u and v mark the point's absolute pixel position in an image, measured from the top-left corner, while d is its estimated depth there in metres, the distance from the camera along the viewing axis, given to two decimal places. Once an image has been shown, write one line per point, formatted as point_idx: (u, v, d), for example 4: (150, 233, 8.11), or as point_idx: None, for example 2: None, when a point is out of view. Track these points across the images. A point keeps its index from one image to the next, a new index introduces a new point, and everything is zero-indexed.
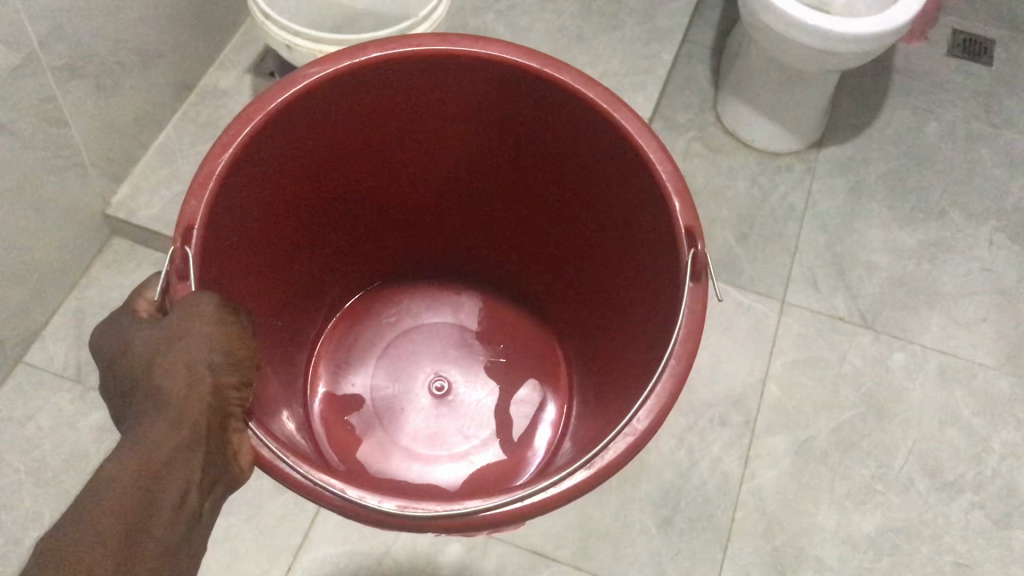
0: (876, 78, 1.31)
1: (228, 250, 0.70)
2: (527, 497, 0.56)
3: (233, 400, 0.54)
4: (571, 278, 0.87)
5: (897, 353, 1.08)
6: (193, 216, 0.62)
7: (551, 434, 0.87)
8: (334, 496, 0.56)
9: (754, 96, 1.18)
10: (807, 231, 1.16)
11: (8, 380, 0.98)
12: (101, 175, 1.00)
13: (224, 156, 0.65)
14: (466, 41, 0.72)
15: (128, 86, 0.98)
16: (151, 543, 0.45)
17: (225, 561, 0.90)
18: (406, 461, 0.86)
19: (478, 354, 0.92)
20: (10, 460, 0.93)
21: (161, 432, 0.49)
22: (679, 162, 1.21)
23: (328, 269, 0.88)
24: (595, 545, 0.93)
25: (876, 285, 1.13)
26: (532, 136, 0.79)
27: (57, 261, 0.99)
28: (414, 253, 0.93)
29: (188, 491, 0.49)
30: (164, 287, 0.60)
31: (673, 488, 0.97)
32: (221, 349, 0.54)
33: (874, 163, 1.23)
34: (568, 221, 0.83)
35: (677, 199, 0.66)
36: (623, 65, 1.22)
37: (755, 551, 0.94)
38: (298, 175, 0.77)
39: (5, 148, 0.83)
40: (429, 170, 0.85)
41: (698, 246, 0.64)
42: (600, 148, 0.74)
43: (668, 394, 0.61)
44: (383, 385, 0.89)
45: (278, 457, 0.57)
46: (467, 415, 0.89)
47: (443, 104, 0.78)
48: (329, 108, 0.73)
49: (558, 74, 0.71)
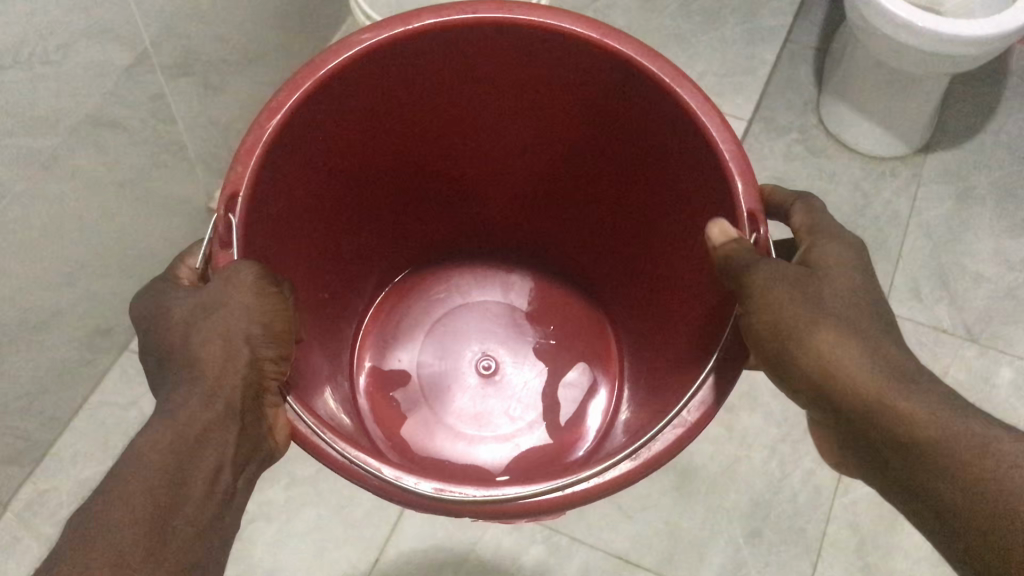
0: (989, 81, 1.26)
1: (275, 222, 0.68)
2: (568, 486, 0.54)
3: (269, 374, 0.54)
4: (627, 260, 0.83)
5: (1003, 368, 1.03)
6: (239, 181, 0.60)
7: (600, 417, 0.84)
8: (370, 476, 0.55)
9: (860, 97, 1.15)
10: (911, 238, 1.12)
11: (115, 365, 1.02)
12: (206, 171, 1.03)
13: (271, 125, 0.62)
14: (525, 9, 0.67)
15: (234, 84, 1.01)
16: (180, 524, 0.45)
17: (314, 551, 0.91)
18: (450, 440, 0.83)
19: (528, 334, 0.90)
20: (116, 443, 0.97)
21: (194, 409, 0.49)
22: (779, 163, 1.18)
23: (379, 243, 0.86)
24: (679, 553, 0.92)
25: (982, 298, 1.09)
26: (591, 111, 0.74)
27: (163, 252, 1.03)
28: (465, 229, 0.91)
29: (222, 468, 0.49)
30: (208, 254, 0.59)
31: (762, 499, 0.95)
32: (259, 321, 0.53)
33: (985, 168, 1.18)
34: (625, 200, 0.79)
35: (738, 175, 0.61)
36: (723, 65, 1.20)
37: (847, 566, 0.92)
38: (347, 147, 0.74)
39: (119, 144, 0.86)
40: (482, 144, 0.81)
41: (760, 229, 0.59)
42: (661, 125, 0.69)
43: (721, 385, 0.58)
44: (430, 363, 0.88)
45: (314, 432, 0.56)
46: (514, 395, 0.86)
47: (499, 78, 0.73)
48: (380, 79, 0.70)
49: (623, 47, 0.66)
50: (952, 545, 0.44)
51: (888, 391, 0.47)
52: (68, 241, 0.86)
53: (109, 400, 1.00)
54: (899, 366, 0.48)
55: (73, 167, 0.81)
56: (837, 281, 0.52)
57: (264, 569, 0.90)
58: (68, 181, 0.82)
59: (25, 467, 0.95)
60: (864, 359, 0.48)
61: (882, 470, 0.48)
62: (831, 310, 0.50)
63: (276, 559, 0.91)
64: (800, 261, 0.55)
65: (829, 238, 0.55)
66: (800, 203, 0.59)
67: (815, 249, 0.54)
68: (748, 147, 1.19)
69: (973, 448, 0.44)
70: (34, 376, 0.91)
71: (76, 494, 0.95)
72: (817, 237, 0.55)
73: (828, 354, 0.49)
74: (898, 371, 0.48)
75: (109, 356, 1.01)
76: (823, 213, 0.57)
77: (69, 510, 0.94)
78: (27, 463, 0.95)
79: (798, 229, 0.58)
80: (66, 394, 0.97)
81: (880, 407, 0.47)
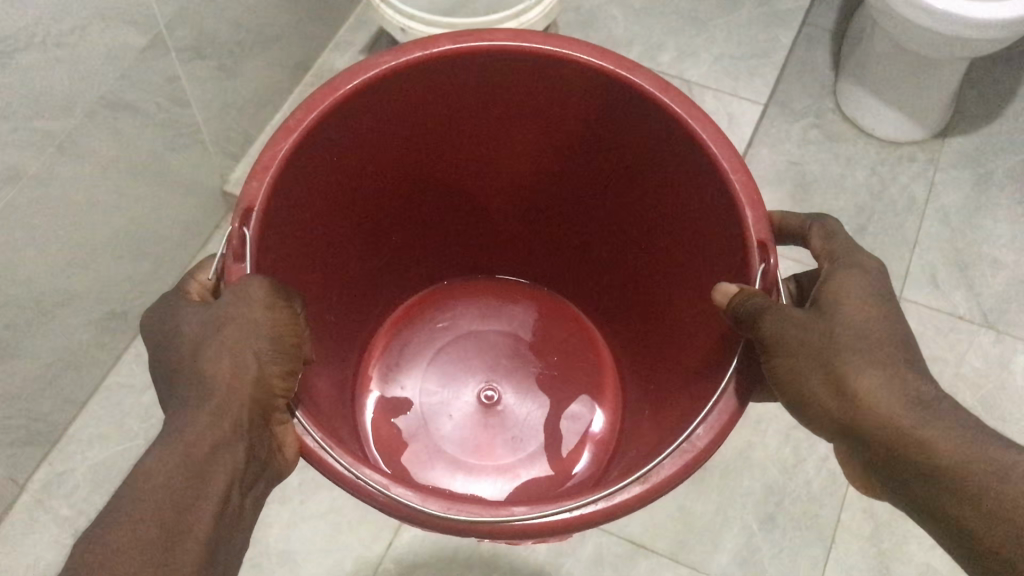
0: (1009, 65, 1.25)
1: (286, 245, 0.68)
2: (576, 509, 0.53)
3: (277, 391, 0.53)
4: (631, 289, 0.82)
5: (1020, 355, 1.03)
6: (254, 197, 0.60)
7: (600, 451, 0.82)
8: (377, 493, 0.54)
9: (877, 82, 1.14)
10: (927, 224, 1.12)
11: (130, 349, 1.02)
12: (220, 154, 1.03)
13: (289, 140, 0.62)
14: (541, 38, 0.67)
15: (250, 67, 1.00)
16: (189, 545, 0.45)
17: (328, 535, 0.92)
18: (448, 472, 0.82)
19: (531, 364, 0.88)
20: (131, 427, 0.98)
21: (202, 428, 0.48)
22: (795, 148, 1.17)
23: (387, 267, 0.85)
24: (693, 540, 0.92)
25: (999, 284, 1.08)
26: (602, 139, 0.74)
27: (178, 236, 1.03)
28: (473, 253, 0.90)
29: (231, 487, 0.48)
30: (220, 267, 0.58)
31: (776, 486, 0.95)
32: (268, 339, 0.53)
33: (1003, 153, 1.17)
34: (633, 230, 0.78)
35: (748, 207, 0.61)
36: (739, 49, 1.20)
37: (860, 554, 0.92)
38: (356, 173, 0.74)
39: (132, 127, 0.86)
40: (492, 169, 0.81)
41: (771, 258, 0.59)
42: (671, 155, 0.69)
43: (732, 409, 0.57)
44: (433, 391, 0.86)
45: (322, 449, 0.55)
46: (515, 427, 0.84)
47: (511, 104, 0.73)
48: (392, 104, 0.70)
49: (638, 79, 0.66)
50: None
51: (908, 423, 0.46)
52: (81, 224, 0.86)
53: (124, 383, 1.00)
54: (922, 397, 0.47)
55: (87, 150, 0.81)
56: (855, 310, 0.51)
57: (278, 552, 0.91)
58: (83, 164, 0.82)
59: (42, 449, 0.96)
60: (887, 391, 0.47)
61: (903, 498, 0.48)
62: (853, 340, 0.49)
63: (290, 542, 0.91)
64: (816, 293, 0.54)
65: (846, 264, 0.54)
66: (816, 226, 0.58)
67: (830, 279, 0.53)
68: (764, 132, 1.18)
69: (982, 481, 0.44)
70: (49, 358, 0.91)
71: (92, 476, 0.95)
72: (837, 264, 0.54)
73: (849, 388, 0.48)
74: (920, 402, 0.47)
75: (125, 338, 1.01)
76: (839, 234, 0.56)
77: (84, 492, 0.94)
78: (43, 445, 0.96)
79: (818, 252, 0.57)
80: (82, 376, 0.97)
81: (904, 440, 0.46)
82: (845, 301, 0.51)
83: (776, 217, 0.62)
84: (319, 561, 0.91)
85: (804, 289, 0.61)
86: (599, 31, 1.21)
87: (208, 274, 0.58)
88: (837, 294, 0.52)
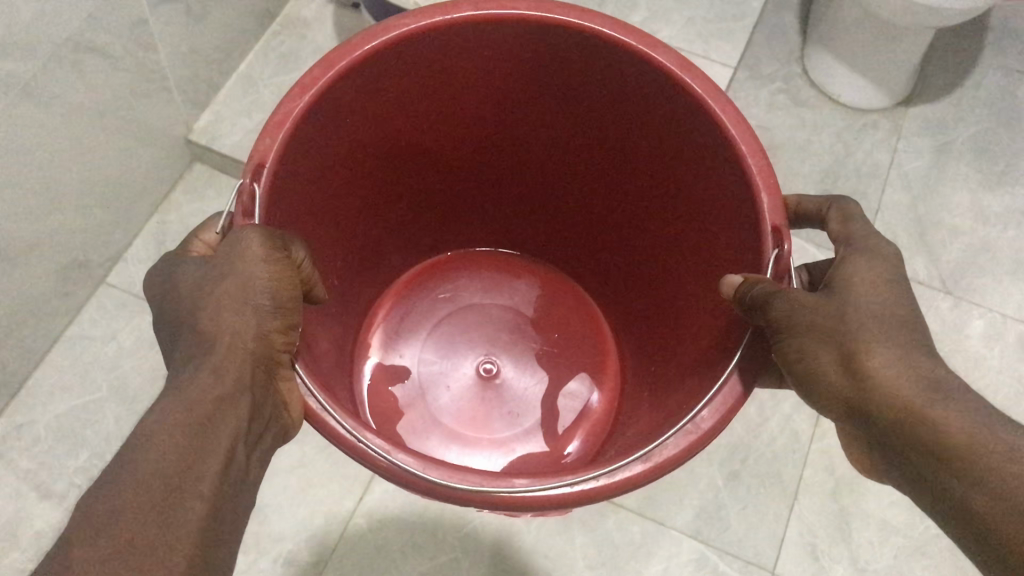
0: (969, 35, 1.27)
1: (296, 205, 0.66)
2: (577, 484, 0.54)
3: (279, 346, 0.53)
4: (638, 268, 0.83)
5: (976, 320, 1.06)
6: (265, 154, 0.59)
7: (596, 429, 0.83)
8: (377, 457, 0.53)
9: (845, 49, 1.15)
10: (890, 191, 1.14)
11: (91, 299, 1.00)
12: (185, 101, 1.01)
13: (304, 99, 0.61)
14: (561, 8, 0.66)
15: (218, 13, 0.98)
16: (190, 502, 0.44)
17: (299, 488, 0.92)
18: (444, 443, 0.82)
19: (531, 339, 0.88)
20: (94, 378, 0.96)
21: (205, 382, 0.48)
22: (763, 112, 1.18)
23: (390, 234, 0.85)
24: (661, 494, 0.94)
25: (958, 250, 1.11)
26: (616, 115, 0.73)
27: (141, 184, 1.00)
28: (475, 223, 0.90)
29: (238, 444, 0.48)
30: (228, 223, 0.57)
31: (742, 442, 0.97)
32: (268, 293, 0.51)
33: (963, 123, 1.19)
34: (643, 205, 0.79)
35: (766, 192, 0.61)
36: (709, 13, 1.20)
37: (822, 509, 0.94)
38: (366, 137, 0.73)
39: (98, 71, 0.83)
40: (502, 137, 0.80)
41: (784, 244, 0.59)
42: (683, 130, 0.69)
43: (736, 393, 0.57)
44: (431, 361, 0.86)
45: (324, 409, 0.54)
46: (513, 401, 0.85)
47: (526, 72, 0.72)
48: (406, 68, 0.69)
49: (656, 55, 0.65)
50: (976, 555, 0.44)
51: (916, 401, 0.48)
52: (44, 170, 0.83)
53: (86, 333, 0.98)
54: (930, 378, 0.49)
55: (53, 92, 0.79)
56: (867, 293, 0.52)
57: None
58: (48, 107, 0.79)
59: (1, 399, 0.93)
60: (896, 371, 0.49)
61: (909, 480, 0.48)
62: (863, 318, 0.51)
63: (260, 494, 0.91)
64: (830, 276, 0.55)
65: (862, 250, 0.55)
66: (834, 209, 0.59)
67: (846, 262, 0.54)
68: (733, 96, 1.19)
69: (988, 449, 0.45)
70: (10, 308, 0.88)
71: (53, 428, 0.93)
72: (851, 247, 0.55)
73: (858, 364, 0.50)
74: (928, 381, 0.48)
75: (85, 289, 0.99)
76: (857, 218, 0.57)
77: (46, 444, 0.92)
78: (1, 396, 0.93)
79: (834, 235, 0.58)
80: (42, 326, 0.95)
81: (911, 417, 0.47)
82: (859, 284, 0.52)
83: (794, 200, 0.63)
84: (291, 515, 0.90)
85: (815, 279, 0.61)
86: None
87: (213, 232, 0.58)
88: (851, 276, 0.53)
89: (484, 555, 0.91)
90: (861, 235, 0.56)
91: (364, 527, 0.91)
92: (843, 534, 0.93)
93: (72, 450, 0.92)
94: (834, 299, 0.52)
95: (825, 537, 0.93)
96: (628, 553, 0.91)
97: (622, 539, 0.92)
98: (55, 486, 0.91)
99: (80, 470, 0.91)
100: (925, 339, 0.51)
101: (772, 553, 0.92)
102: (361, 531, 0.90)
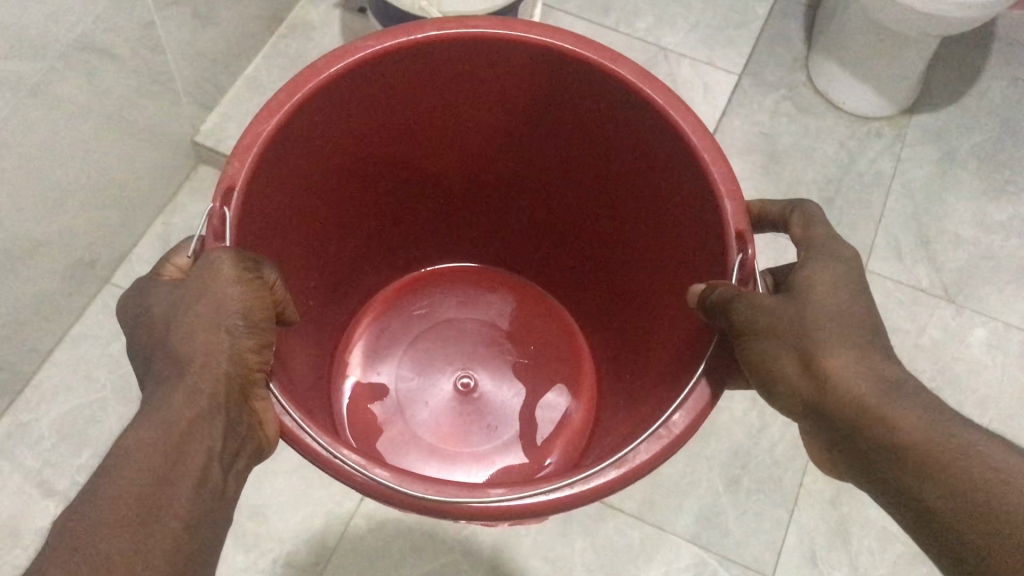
0: (974, 45, 1.27)
1: (267, 224, 0.67)
2: (552, 492, 0.54)
3: (254, 366, 0.53)
4: (610, 280, 0.83)
5: (978, 328, 1.06)
6: (235, 177, 0.59)
7: (574, 442, 0.83)
8: (355, 473, 0.54)
9: (850, 57, 1.15)
10: (893, 199, 1.14)
11: (97, 299, 1.01)
12: (192, 104, 1.01)
13: (272, 121, 0.61)
14: (524, 25, 0.67)
15: (225, 16, 0.98)
16: (166, 520, 0.44)
17: (298, 488, 0.92)
18: (423, 458, 0.83)
19: (507, 352, 0.89)
20: (98, 377, 0.96)
21: (180, 402, 0.48)
22: (767, 118, 1.18)
23: (364, 252, 0.85)
24: (660, 499, 0.94)
25: (961, 258, 1.11)
26: (583, 131, 0.74)
27: (147, 185, 1.01)
28: (450, 238, 0.90)
29: (212, 461, 0.48)
30: (199, 246, 0.57)
31: (742, 448, 0.97)
32: (240, 313, 0.52)
33: (967, 132, 1.19)
34: (613, 220, 0.79)
35: (728, 197, 0.61)
36: (714, 21, 1.21)
37: (822, 515, 0.94)
38: (337, 156, 0.73)
39: (105, 73, 0.84)
40: (473, 154, 0.81)
41: (748, 249, 0.59)
42: (650, 145, 0.69)
43: (707, 396, 0.58)
44: (408, 377, 0.87)
45: (300, 428, 0.55)
46: (491, 414, 0.85)
47: (493, 89, 0.73)
48: (375, 88, 0.69)
49: (620, 70, 0.66)
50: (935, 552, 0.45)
51: (871, 399, 0.48)
52: (51, 170, 0.84)
53: (91, 333, 0.99)
54: (886, 378, 0.49)
55: (61, 94, 0.79)
56: (827, 296, 0.52)
57: (249, 507, 0.91)
58: (55, 109, 0.80)
59: (7, 397, 0.94)
60: (852, 370, 0.49)
61: (871, 479, 0.48)
62: (818, 322, 0.51)
63: (259, 495, 0.91)
64: (790, 281, 0.55)
65: (821, 255, 0.54)
66: (797, 212, 0.59)
67: (806, 267, 0.54)
68: (737, 103, 1.19)
69: (943, 447, 0.45)
70: (17, 307, 0.89)
71: (57, 427, 0.94)
72: (812, 252, 0.55)
73: (818, 365, 0.49)
74: (884, 382, 0.48)
75: (91, 288, 1.00)
76: (819, 223, 0.57)
77: (49, 442, 0.93)
78: (7, 394, 0.94)
79: (795, 240, 0.58)
80: (48, 325, 0.95)
81: (866, 413, 0.47)
82: (820, 289, 0.52)
83: (756, 205, 0.63)
84: (290, 515, 0.91)
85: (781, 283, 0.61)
86: None
87: (187, 255, 0.57)
88: (810, 279, 0.53)
89: (483, 557, 0.91)
90: (821, 239, 0.56)
91: (363, 528, 0.91)
92: (843, 541, 0.93)
93: (75, 449, 0.93)
94: (790, 305, 0.52)
95: (824, 544, 0.93)
96: (627, 557, 0.92)
97: (620, 543, 0.92)
98: (57, 484, 0.91)
99: (83, 468, 0.92)
100: (884, 343, 0.51)
101: (771, 559, 0.92)
102: (360, 532, 0.91)
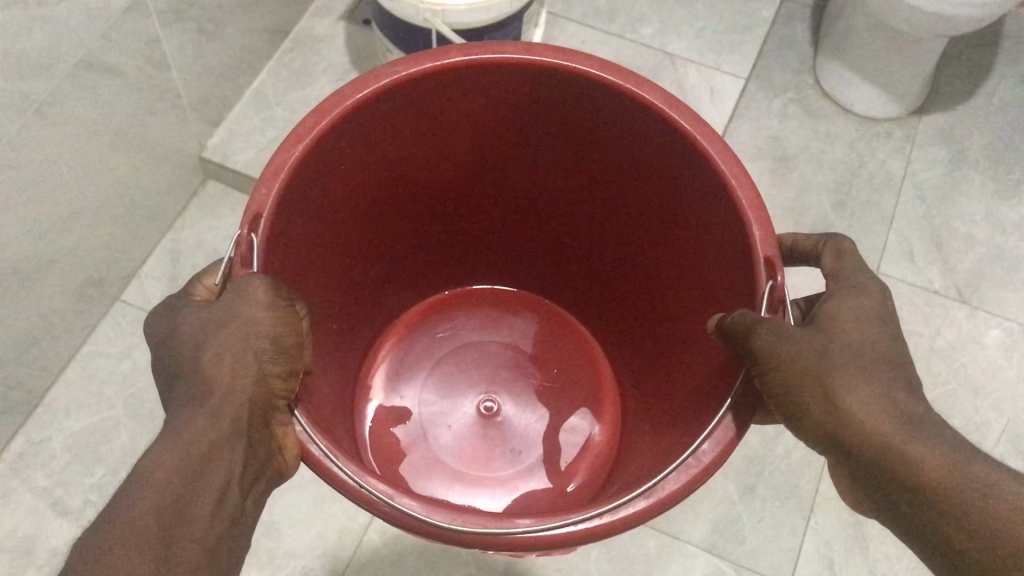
0: (982, 44, 1.26)
1: (293, 250, 0.66)
2: (582, 522, 0.53)
3: (278, 391, 0.53)
4: (634, 301, 0.83)
5: (992, 330, 1.05)
6: (262, 204, 0.58)
7: (598, 466, 0.83)
8: (380, 502, 0.52)
9: (857, 58, 1.15)
10: (904, 201, 1.13)
11: (107, 317, 1.01)
12: (198, 119, 1.01)
13: (298, 149, 0.61)
14: (550, 51, 0.66)
15: (230, 30, 0.98)
16: (185, 545, 0.44)
17: (312, 503, 0.92)
18: (446, 483, 0.82)
19: (530, 376, 0.88)
20: (109, 395, 0.96)
21: (203, 426, 0.48)
22: (775, 122, 1.18)
23: (388, 275, 0.85)
24: (675, 509, 0.93)
25: (974, 259, 1.10)
26: (608, 154, 0.74)
27: (156, 202, 1.01)
28: (472, 260, 0.90)
29: (230, 486, 0.48)
30: (227, 271, 0.57)
31: (757, 455, 0.96)
32: (267, 337, 0.51)
33: (978, 131, 1.19)
34: (637, 241, 0.79)
35: (757, 223, 0.61)
36: (719, 26, 1.21)
37: (840, 521, 0.93)
38: (361, 183, 0.73)
39: (112, 90, 0.84)
40: (496, 176, 0.80)
41: (778, 276, 0.59)
42: (676, 167, 0.68)
43: (736, 427, 0.57)
44: (431, 400, 0.86)
45: (325, 455, 0.53)
46: (514, 439, 0.85)
47: (517, 113, 0.72)
48: (398, 114, 0.69)
49: (647, 94, 0.65)
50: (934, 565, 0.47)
51: (896, 440, 0.47)
52: (60, 187, 0.84)
53: (102, 351, 0.99)
54: (905, 409, 0.49)
55: (68, 112, 0.79)
56: (850, 330, 0.52)
57: (263, 523, 0.90)
58: (62, 127, 0.80)
59: (20, 416, 0.94)
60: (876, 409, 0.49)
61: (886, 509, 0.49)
62: (844, 357, 0.50)
63: (273, 511, 0.91)
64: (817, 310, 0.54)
65: (849, 287, 0.54)
66: (829, 246, 0.58)
67: (833, 298, 0.54)
68: (744, 107, 1.18)
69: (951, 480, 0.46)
70: (28, 325, 0.89)
71: (69, 446, 0.94)
72: (840, 283, 0.55)
73: (837, 403, 0.49)
74: (908, 420, 0.48)
75: (101, 305, 1.00)
76: (851, 256, 0.56)
77: (62, 462, 0.93)
78: (20, 414, 0.94)
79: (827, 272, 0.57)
80: (59, 344, 0.95)
81: (890, 455, 0.47)
82: (843, 320, 0.52)
83: (787, 239, 0.62)
84: (304, 531, 0.91)
85: (806, 313, 0.61)
86: (582, 2, 1.20)
87: (216, 278, 0.58)
88: (837, 312, 0.53)
89: (499, 570, 0.90)
90: (851, 266, 0.56)
91: (378, 543, 0.91)
92: (861, 546, 0.93)
93: (88, 467, 0.93)
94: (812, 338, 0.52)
95: (841, 550, 0.92)
96: (644, 568, 0.91)
97: (637, 553, 0.91)
98: (71, 503, 0.91)
99: (96, 487, 0.92)
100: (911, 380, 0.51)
101: (789, 566, 0.91)
102: (374, 546, 0.90)
